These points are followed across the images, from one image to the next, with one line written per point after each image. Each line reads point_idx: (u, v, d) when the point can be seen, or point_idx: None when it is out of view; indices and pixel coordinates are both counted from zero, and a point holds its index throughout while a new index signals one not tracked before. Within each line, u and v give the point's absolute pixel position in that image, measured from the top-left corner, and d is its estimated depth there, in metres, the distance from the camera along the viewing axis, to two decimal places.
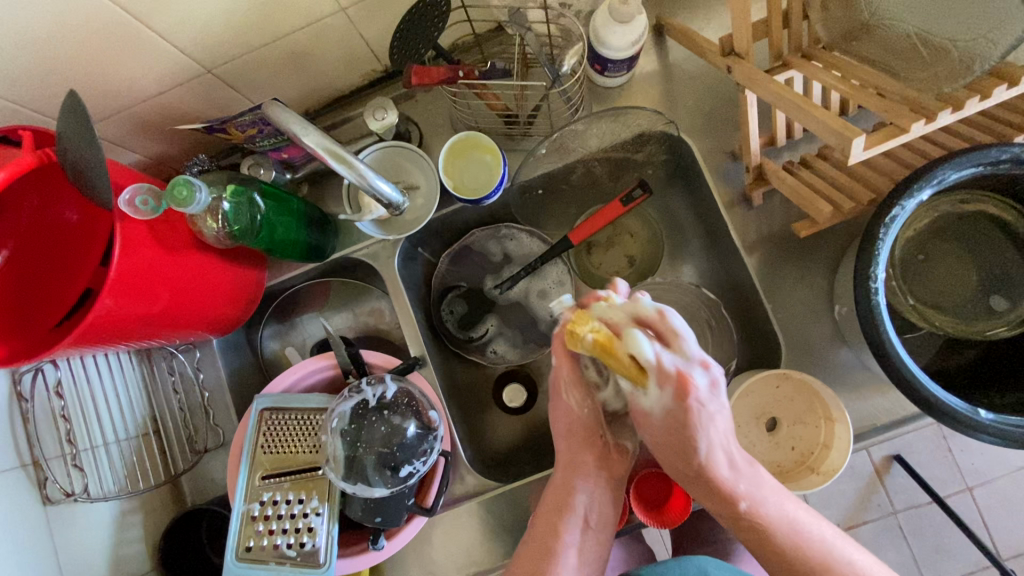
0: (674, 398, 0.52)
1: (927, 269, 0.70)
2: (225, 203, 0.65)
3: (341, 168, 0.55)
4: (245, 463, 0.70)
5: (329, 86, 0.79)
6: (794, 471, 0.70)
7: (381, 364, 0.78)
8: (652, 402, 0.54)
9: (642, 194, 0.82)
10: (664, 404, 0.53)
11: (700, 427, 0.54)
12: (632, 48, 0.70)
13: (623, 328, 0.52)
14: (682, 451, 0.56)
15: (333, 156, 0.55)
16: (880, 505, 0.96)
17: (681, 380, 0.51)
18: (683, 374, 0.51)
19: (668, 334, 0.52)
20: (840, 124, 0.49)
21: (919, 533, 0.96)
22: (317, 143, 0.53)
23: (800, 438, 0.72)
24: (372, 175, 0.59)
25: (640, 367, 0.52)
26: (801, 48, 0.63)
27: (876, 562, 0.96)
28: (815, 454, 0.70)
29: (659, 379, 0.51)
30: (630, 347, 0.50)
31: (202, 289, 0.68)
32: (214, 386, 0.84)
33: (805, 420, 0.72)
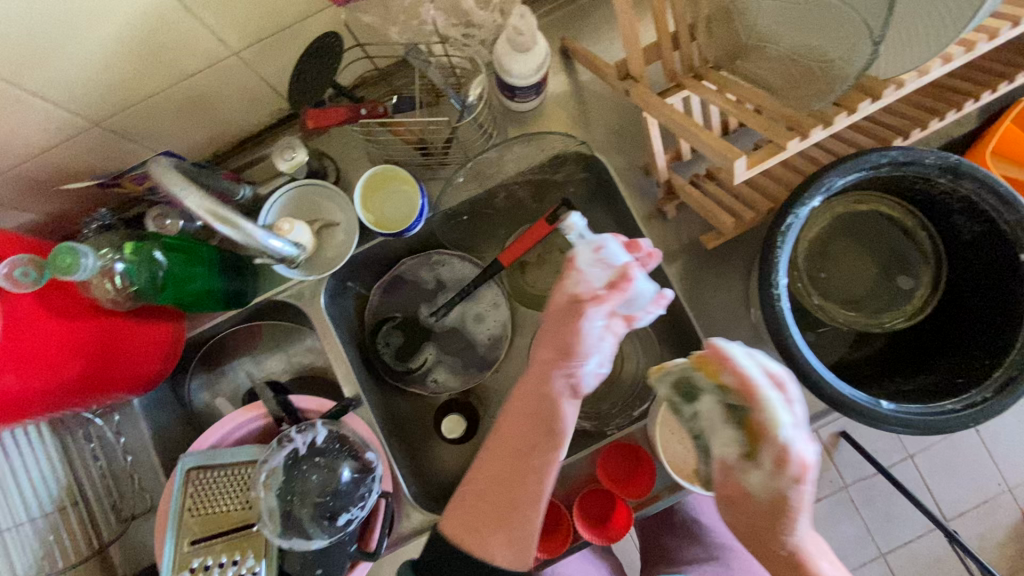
0: (786, 481, 0.49)
1: (834, 267, 0.73)
2: (119, 263, 0.61)
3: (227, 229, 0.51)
4: (170, 532, 0.66)
5: (235, 127, 0.76)
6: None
7: (314, 408, 0.77)
8: (756, 482, 0.50)
9: (566, 212, 0.84)
10: (772, 488, 0.50)
11: (798, 509, 0.50)
12: (536, 74, 0.71)
13: (757, 389, 0.48)
14: (770, 530, 0.53)
15: (218, 218, 0.50)
16: (832, 481, 1.01)
17: (779, 470, 0.48)
18: (784, 457, 0.47)
19: (784, 390, 0.49)
20: (722, 145, 0.51)
21: (870, 504, 1.01)
22: (199, 203, 0.49)
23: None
24: (263, 234, 0.55)
25: (744, 411, 0.49)
26: (693, 68, 0.66)
27: (834, 536, 1.00)
28: None
29: (773, 458, 0.48)
30: (770, 415, 0.47)
31: (112, 352, 0.66)
32: (138, 449, 0.80)
33: None
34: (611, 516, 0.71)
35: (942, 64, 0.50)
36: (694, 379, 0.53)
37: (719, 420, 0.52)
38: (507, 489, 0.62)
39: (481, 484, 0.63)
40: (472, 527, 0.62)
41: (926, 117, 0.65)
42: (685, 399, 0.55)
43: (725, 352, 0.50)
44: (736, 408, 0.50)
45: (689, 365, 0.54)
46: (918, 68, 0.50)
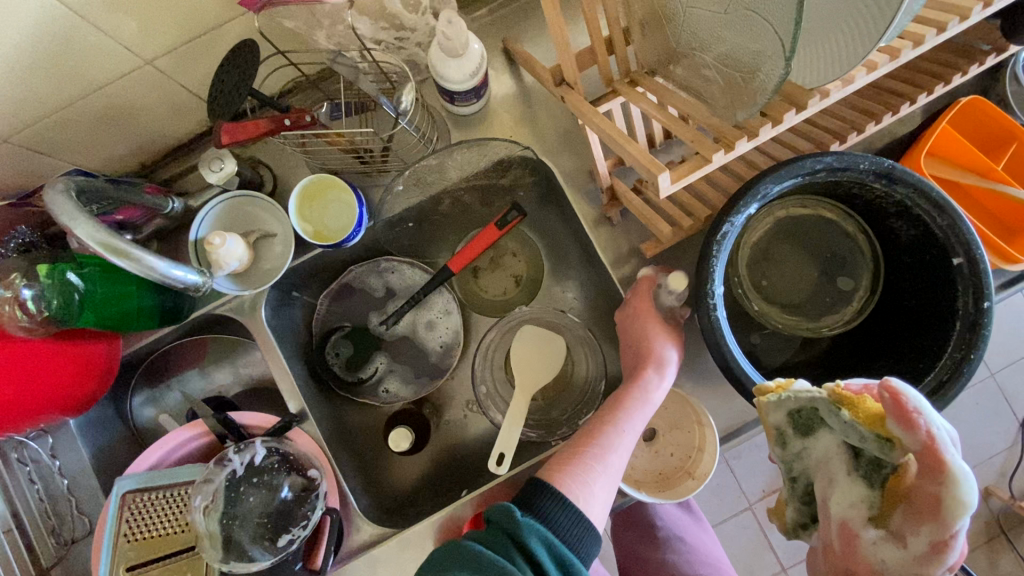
0: (910, 562, 0.50)
1: (776, 271, 0.73)
2: (27, 290, 0.59)
3: (119, 261, 0.47)
4: (104, 559, 0.65)
5: (162, 137, 0.73)
6: (677, 476, 0.72)
7: (259, 424, 0.74)
8: (890, 557, 0.52)
9: (516, 217, 0.83)
10: (900, 565, 0.51)
11: None
12: (472, 79, 0.69)
13: (957, 464, 0.46)
14: None
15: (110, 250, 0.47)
16: None
17: (929, 556, 0.50)
18: (943, 544, 0.49)
19: (943, 469, 0.47)
20: (647, 159, 0.50)
21: None
22: (91, 236, 0.46)
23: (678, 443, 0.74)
24: (163, 264, 0.51)
25: (900, 471, 0.51)
26: (629, 73, 0.64)
27: None
28: (692, 458, 0.72)
29: (925, 536, 0.49)
30: (957, 494, 0.46)
31: (38, 378, 0.65)
32: (76, 471, 0.77)
33: (682, 425, 0.74)
34: None
35: (866, 71, 0.50)
36: (823, 410, 0.53)
37: (841, 472, 0.55)
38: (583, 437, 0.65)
39: (593, 424, 0.66)
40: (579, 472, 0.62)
41: (863, 120, 0.65)
42: (798, 431, 0.57)
43: (912, 406, 0.47)
44: (881, 466, 0.53)
45: (822, 396, 0.53)
46: (843, 77, 0.49)
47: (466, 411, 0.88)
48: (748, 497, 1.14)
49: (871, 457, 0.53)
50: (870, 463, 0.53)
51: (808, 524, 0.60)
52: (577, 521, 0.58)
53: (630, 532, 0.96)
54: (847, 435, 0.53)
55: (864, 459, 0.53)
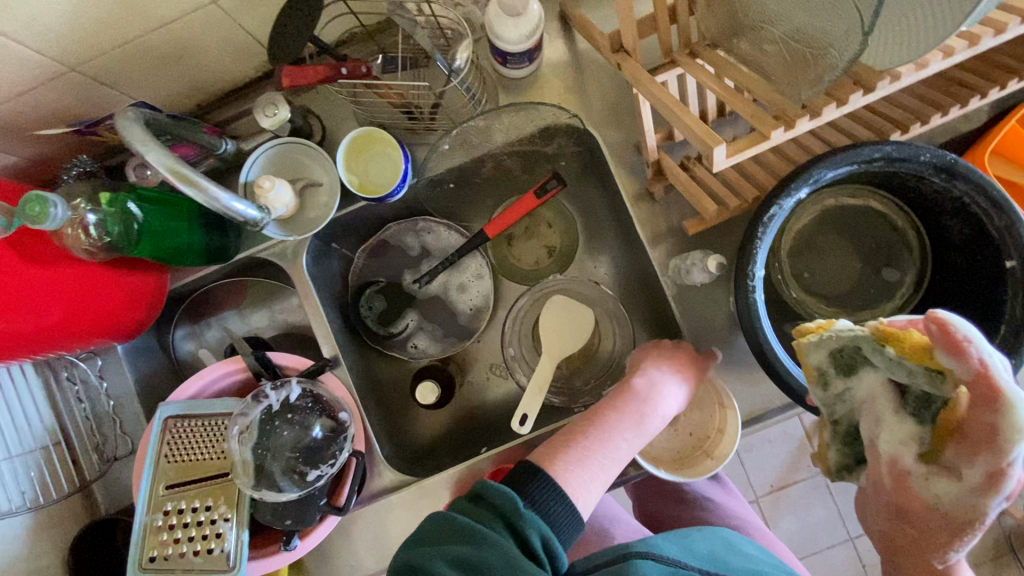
0: (972, 492, 0.47)
1: (818, 261, 0.72)
2: (91, 215, 0.61)
3: (190, 190, 0.50)
4: (147, 474, 0.69)
5: (218, 79, 0.74)
6: (694, 456, 0.73)
7: (294, 366, 0.77)
8: (946, 494, 0.49)
9: (555, 185, 0.82)
10: (957, 496, 0.48)
11: (976, 526, 0.49)
12: (528, 40, 0.68)
13: (1012, 390, 0.43)
14: (908, 523, 0.53)
15: (179, 176, 0.50)
16: (812, 467, 1.15)
17: (987, 487, 0.47)
18: (1001, 476, 0.46)
19: (997, 393, 0.44)
20: (703, 131, 0.50)
21: (844, 490, 1.14)
22: (161, 162, 0.49)
23: (700, 422, 0.75)
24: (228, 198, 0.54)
25: (948, 404, 0.48)
26: (689, 44, 0.63)
27: (806, 517, 1.14)
28: (710, 438, 0.73)
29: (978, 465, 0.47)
30: (1013, 419, 0.43)
31: (90, 302, 0.67)
32: (121, 394, 0.81)
33: (703, 405, 0.75)
34: None
35: (942, 57, 0.48)
36: (866, 348, 0.52)
37: (888, 411, 0.52)
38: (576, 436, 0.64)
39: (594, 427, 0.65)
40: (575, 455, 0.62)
41: (929, 111, 0.62)
42: (840, 371, 0.54)
43: (959, 333, 0.44)
44: (931, 402, 0.50)
45: (864, 333, 0.52)
46: (916, 60, 0.48)
47: (490, 374, 0.90)
48: (755, 489, 1.16)
49: (919, 393, 0.50)
50: (918, 400, 0.50)
51: (854, 466, 0.58)
52: (566, 510, 0.57)
53: (659, 500, 0.97)
54: (893, 371, 0.51)
55: (912, 395, 0.51)
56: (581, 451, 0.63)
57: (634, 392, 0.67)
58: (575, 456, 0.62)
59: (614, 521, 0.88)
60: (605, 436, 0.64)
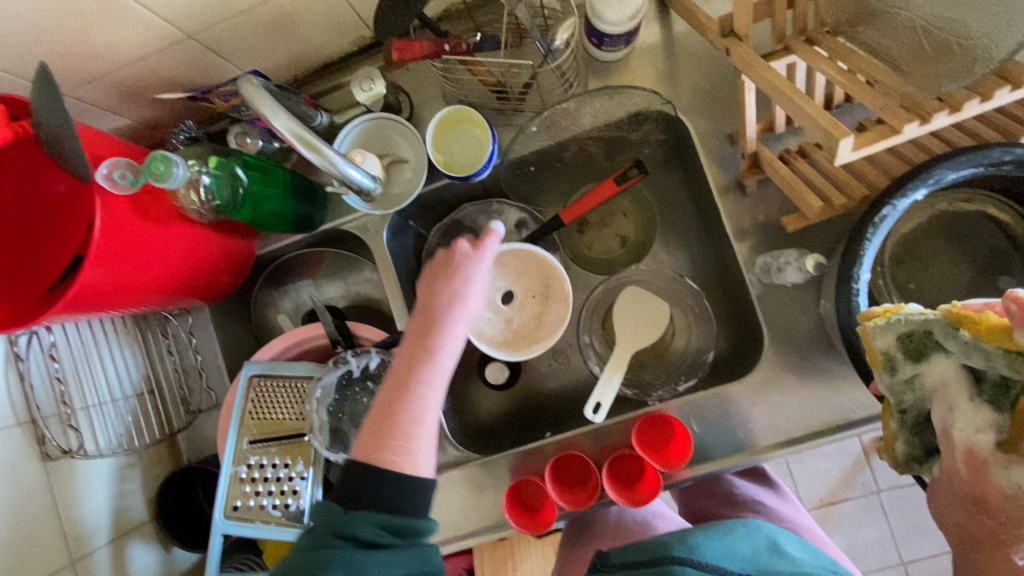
0: None
1: (923, 267, 0.68)
2: (205, 176, 0.64)
3: (310, 153, 0.53)
4: (233, 428, 0.73)
5: (317, 52, 0.76)
6: (551, 313, 0.81)
7: (369, 336, 0.80)
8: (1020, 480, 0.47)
9: (637, 173, 0.80)
10: None
11: None
12: (630, 23, 0.67)
13: None
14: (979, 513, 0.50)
15: (302, 141, 0.53)
16: (866, 484, 1.10)
17: None
18: None
19: None
20: (830, 121, 0.47)
21: (901, 512, 1.09)
22: (286, 127, 0.51)
23: (533, 282, 0.83)
24: (341, 162, 0.58)
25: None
26: (806, 31, 0.60)
27: (856, 537, 1.10)
28: (548, 284, 0.82)
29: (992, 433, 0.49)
30: None
31: (191, 259, 0.69)
32: (207, 350, 0.85)
33: (527, 264, 0.83)
34: (639, 481, 0.74)
35: None
36: (939, 331, 0.49)
37: (962, 399, 0.50)
38: (393, 395, 0.56)
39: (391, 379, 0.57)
40: (378, 423, 0.55)
41: None
42: (909, 356, 0.52)
43: None
44: (1008, 388, 0.48)
45: (936, 317, 0.49)
46: None
47: (551, 362, 0.88)
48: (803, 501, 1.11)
49: (995, 379, 0.48)
50: (996, 386, 0.49)
51: (924, 457, 0.56)
52: (403, 491, 0.52)
53: (707, 500, 0.95)
54: (970, 357, 0.48)
55: (988, 382, 0.49)
56: (406, 415, 0.55)
57: (416, 336, 0.58)
58: (392, 425, 0.54)
59: (658, 515, 0.87)
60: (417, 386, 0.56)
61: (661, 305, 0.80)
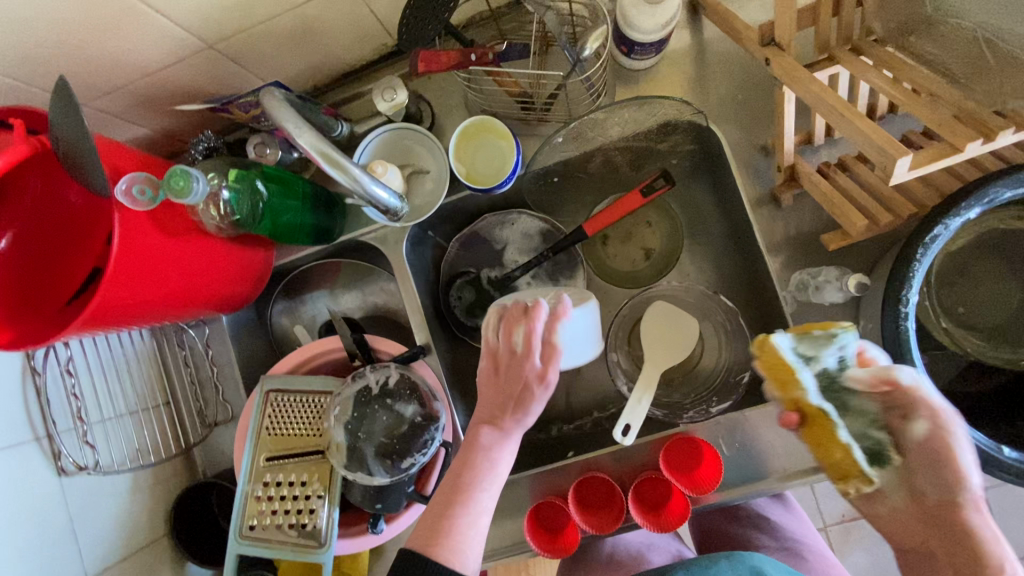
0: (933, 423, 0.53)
1: (970, 287, 0.65)
2: (225, 190, 0.62)
3: (334, 171, 0.51)
4: (249, 445, 0.71)
5: (338, 60, 0.75)
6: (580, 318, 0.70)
7: (387, 350, 0.79)
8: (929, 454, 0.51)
9: (665, 185, 0.78)
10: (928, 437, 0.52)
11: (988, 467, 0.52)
12: (662, 31, 0.64)
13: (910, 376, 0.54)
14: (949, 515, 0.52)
15: (326, 159, 0.51)
16: None
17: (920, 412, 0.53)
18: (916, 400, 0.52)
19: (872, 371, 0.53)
20: (885, 138, 0.44)
21: None
22: (310, 143, 0.50)
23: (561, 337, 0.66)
24: (367, 180, 0.54)
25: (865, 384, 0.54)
26: (852, 39, 0.57)
27: (881, 556, 1.06)
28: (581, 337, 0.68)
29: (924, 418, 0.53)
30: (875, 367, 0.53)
31: (209, 273, 0.68)
32: (223, 362, 0.83)
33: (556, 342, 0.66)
34: (665, 505, 0.71)
35: None
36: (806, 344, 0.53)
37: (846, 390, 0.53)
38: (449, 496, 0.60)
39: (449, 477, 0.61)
40: (432, 527, 0.58)
41: None
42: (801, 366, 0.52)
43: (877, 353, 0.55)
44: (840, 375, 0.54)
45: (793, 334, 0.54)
46: None
47: (573, 377, 0.85)
48: (825, 518, 1.06)
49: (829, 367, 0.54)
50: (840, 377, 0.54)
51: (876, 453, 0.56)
52: None
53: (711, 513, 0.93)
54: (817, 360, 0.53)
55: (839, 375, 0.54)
56: (459, 519, 0.58)
57: (482, 440, 0.61)
58: (451, 524, 0.58)
59: (652, 546, 0.84)
60: (476, 489, 0.60)
61: (693, 321, 0.76)
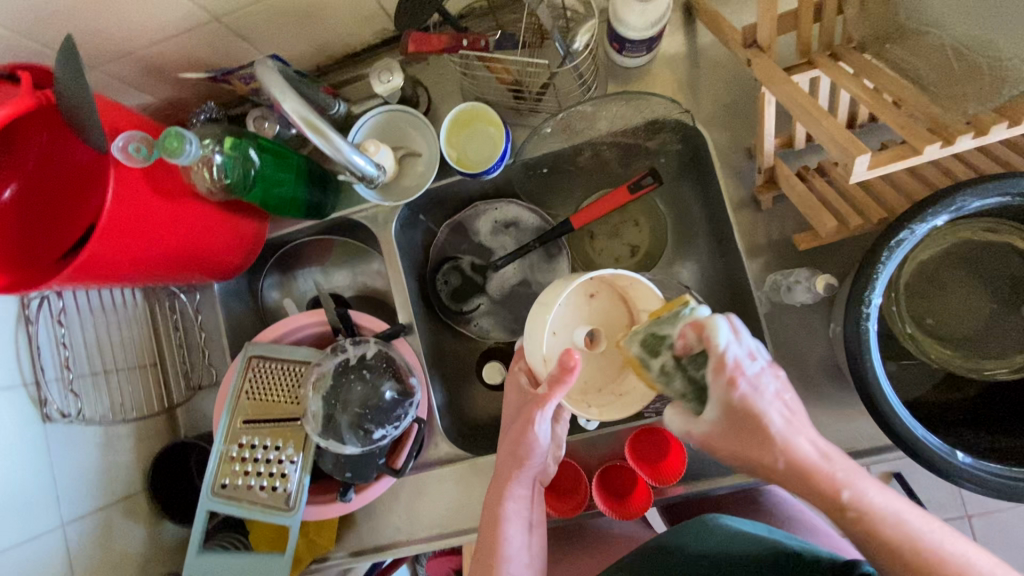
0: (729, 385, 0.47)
1: (939, 296, 0.65)
2: (218, 155, 0.65)
3: (318, 140, 0.54)
4: (227, 407, 0.73)
5: (341, 43, 0.77)
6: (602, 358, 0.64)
7: (369, 326, 0.80)
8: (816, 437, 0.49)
9: (650, 183, 0.79)
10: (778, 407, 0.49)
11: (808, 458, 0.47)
12: (652, 29, 0.66)
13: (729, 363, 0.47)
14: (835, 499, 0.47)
15: (311, 127, 0.54)
16: None
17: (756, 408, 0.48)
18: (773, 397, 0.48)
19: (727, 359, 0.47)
20: (846, 138, 0.45)
21: None
22: (296, 111, 0.52)
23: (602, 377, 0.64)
24: (348, 151, 0.59)
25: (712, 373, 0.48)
26: (832, 46, 0.58)
27: None
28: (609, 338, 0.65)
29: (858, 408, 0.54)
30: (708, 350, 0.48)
31: (200, 237, 0.71)
32: (212, 328, 0.87)
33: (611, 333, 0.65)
34: (629, 494, 0.72)
35: None
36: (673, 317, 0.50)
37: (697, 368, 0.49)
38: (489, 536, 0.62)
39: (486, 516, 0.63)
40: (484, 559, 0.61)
41: None
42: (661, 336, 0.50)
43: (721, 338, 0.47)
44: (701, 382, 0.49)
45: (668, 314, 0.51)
46: None
47: None
48: None
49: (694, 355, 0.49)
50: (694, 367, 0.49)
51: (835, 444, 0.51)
52: None
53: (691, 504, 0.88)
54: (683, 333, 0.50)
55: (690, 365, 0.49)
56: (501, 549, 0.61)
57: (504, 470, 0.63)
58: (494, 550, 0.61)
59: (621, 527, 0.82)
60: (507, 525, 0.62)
61: None
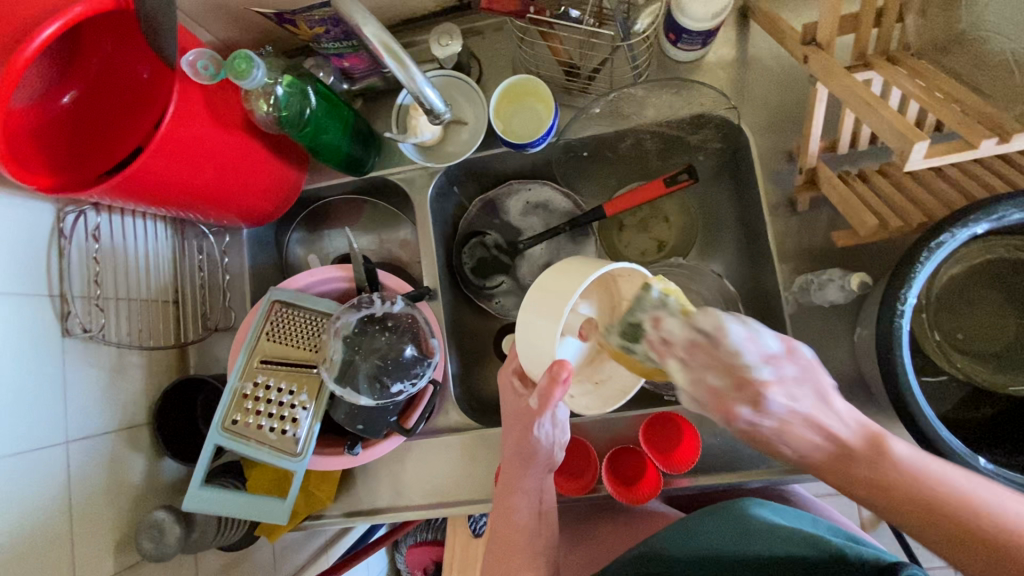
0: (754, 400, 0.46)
1: (966, 312, 0.66)
2: (279, 89, 0.66)
3: (393, 64, 0.56)
4: (246, 346, 0.73)
5: (404, 6, 0.79)
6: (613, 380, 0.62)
7: (394, 287, 0.80)
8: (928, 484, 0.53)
9: (685, 179, 0.80)
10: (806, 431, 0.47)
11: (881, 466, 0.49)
12: (712, 21, 0.68)
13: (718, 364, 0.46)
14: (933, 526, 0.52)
15: (387, 50, 0.55)
16: None
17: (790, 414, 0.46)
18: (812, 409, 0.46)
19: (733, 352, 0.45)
20: (906, 125, 0.46)
21: None
22: (374, 35, 0.54)
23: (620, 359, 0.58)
24: (422, 80, 0.59)
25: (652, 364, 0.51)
26: (888, 52, 0.60)
27: None
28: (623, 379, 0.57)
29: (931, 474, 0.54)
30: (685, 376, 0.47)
31: (244, 172, 0.71)
32: (236, 271, 0.87)
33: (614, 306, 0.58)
34: (638, 481, 0.71)
35: None
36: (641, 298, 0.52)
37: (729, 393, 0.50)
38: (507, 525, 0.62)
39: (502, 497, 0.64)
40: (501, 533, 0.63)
41: None
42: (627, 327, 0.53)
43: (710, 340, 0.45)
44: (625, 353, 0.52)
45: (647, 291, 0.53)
46: None
47: None
48: None
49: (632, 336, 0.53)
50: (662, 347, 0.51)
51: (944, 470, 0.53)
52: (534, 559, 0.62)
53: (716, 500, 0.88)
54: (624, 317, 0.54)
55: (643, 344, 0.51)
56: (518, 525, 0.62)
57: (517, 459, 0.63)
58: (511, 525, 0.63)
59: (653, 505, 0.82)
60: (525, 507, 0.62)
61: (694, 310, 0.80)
